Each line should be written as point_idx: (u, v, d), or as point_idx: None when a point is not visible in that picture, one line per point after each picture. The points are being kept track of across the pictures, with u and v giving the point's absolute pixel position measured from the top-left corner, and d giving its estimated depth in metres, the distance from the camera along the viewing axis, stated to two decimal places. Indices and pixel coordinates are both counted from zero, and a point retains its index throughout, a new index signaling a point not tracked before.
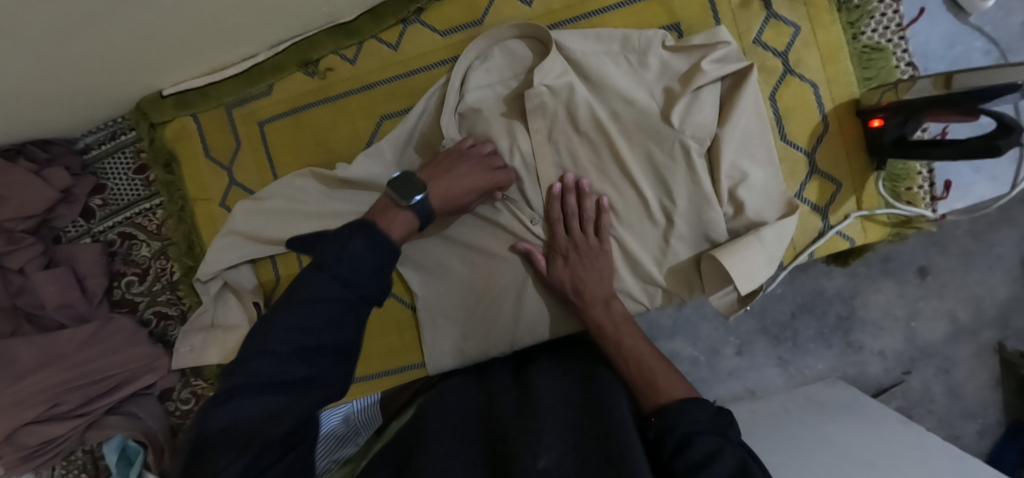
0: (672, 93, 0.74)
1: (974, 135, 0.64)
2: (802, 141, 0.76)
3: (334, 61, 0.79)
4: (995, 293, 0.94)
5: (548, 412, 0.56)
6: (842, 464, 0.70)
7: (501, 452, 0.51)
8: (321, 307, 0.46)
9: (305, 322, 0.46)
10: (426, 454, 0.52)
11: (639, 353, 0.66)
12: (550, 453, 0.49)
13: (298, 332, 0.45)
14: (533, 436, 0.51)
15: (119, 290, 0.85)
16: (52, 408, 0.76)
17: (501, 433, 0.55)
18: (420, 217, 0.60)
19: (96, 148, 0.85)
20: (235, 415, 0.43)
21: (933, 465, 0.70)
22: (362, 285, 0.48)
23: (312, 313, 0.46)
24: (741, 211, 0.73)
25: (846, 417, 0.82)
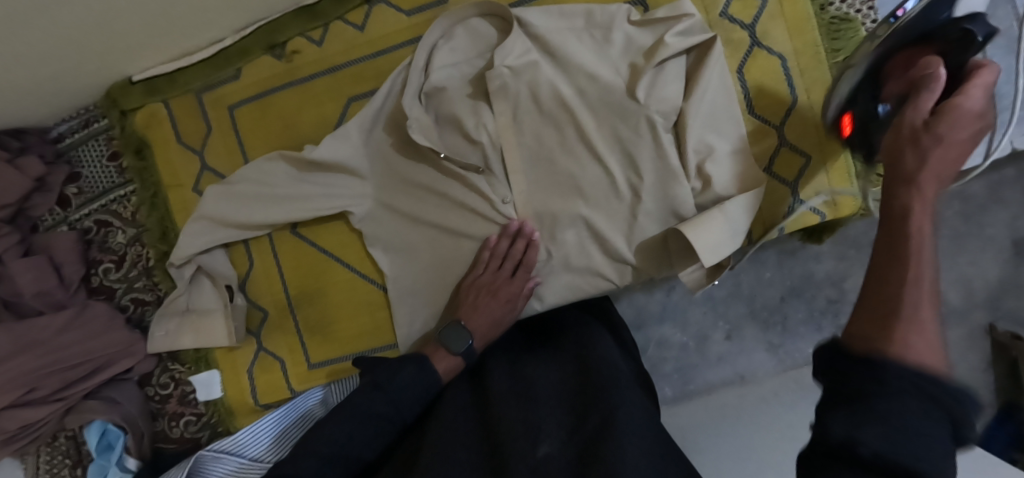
0: (636, 67, 0.73)
1: (940, 63, 0.52)
2: (771, 115, 0.75)
3: (300, 43, 0.79)
4: (987, 274, 0.90)
5: (547, 403, 0.62)
6: None
7: (501, 441, 0.58)
8: (365, 420, 0.62)
9: (349, 428, 0.61)
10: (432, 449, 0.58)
11: None
12: (550, 441, 0.56)
13: (346, 436, 0.60)
14: (532, 426, 0.58)
15: (97, 277, 0.86)
16: (28, 393, 0.76)
17: (501, 418, 0.61)
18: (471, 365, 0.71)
19: (69, 136, 0.85)
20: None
21: None
22: (402, 408, 0.64)
23: (360, 423, 0.61)
24: (709, 186, 0.72)
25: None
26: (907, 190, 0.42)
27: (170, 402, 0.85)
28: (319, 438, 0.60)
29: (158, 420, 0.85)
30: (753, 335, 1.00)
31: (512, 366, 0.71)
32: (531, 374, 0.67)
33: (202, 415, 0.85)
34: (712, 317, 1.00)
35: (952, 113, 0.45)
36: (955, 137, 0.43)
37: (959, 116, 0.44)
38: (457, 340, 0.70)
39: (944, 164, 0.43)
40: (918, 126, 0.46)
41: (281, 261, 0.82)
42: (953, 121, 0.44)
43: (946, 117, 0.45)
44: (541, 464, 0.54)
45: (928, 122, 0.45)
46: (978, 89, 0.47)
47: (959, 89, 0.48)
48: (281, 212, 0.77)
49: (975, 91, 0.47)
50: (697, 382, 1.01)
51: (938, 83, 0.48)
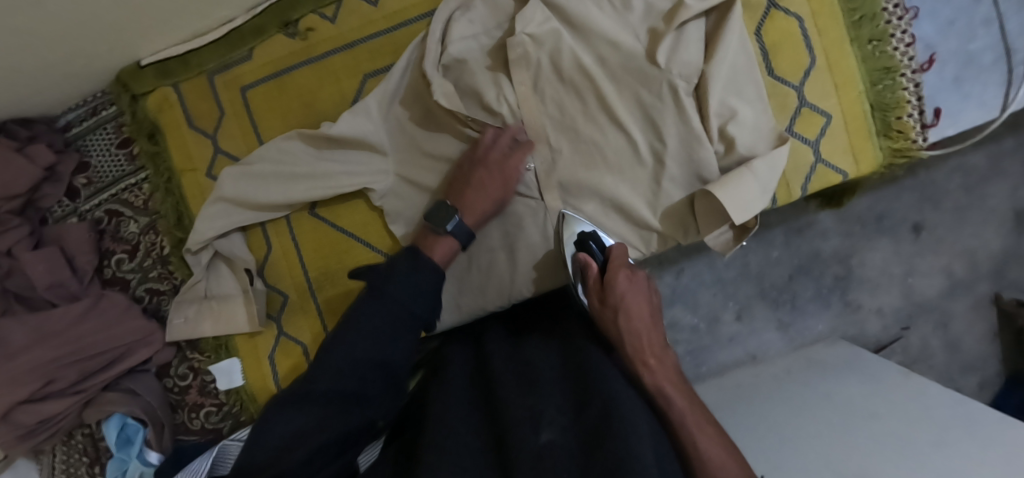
0: (656, 32, 0.73)
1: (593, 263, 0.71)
2: (791, 76, 0.75)
3: (314, 21, 0.78)
4: (990, 245, 1.11)
5: (548, 388, 0.58)
6: (848, 416, 0.78)
7: (503, 427, 0.53)
8: (382, 320, 0.61)
9: (367, 336, 0.60)
10: (433, 425, 0.55)
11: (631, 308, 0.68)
12: (553, 428, 0.51)
13: (362, 355, 0.59)
14: (534, 408, 0.54)
15: (110, 268, 0.84)
16: (46, 386, 0.74)
17: (501, 399, 0.58)
18: (460, 240, 0.72)
19: (77, 125, 0.84)
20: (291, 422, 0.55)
21: (935, 413, 0.76)
22: (412, 305, 0.63)
23: (376, 337, 0.60)
24: (733, 148, 0.73)
25: (850, 375, 0.90)
26: (659, 365, 0.64)
27: (189, 393, 0.83)
28: (337, 352, 0.59)
29: (178, 412, 0.83)
30: (763, 314, 1.12)
31: (510, 353, 0.69)
32: (530, 356, 0.66)
33: (223, 405, 0.83)
34: (722, 298, 1.12)
35: (615, 278, 0.69)
36: (641, 339, 0.66)
37: (632, 299, 0.69)
38: (441, 218, 0.72)
39: (653, 344, 0.66)
40: (614, 314, 0.68)
41: (300, 242, 0.80)
42: (628, 327, 0.67)
43: (628, 319, 0.67)
44: (542, 450, 0.49)
45: (623, 317, 0.67)
46: (624, 282, 0.69)
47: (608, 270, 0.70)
48: (301, 189, 0.76)
49: (621, 278, 0.69)
50: (711, 361, 1.12)
51: (615, 285, 0.69)
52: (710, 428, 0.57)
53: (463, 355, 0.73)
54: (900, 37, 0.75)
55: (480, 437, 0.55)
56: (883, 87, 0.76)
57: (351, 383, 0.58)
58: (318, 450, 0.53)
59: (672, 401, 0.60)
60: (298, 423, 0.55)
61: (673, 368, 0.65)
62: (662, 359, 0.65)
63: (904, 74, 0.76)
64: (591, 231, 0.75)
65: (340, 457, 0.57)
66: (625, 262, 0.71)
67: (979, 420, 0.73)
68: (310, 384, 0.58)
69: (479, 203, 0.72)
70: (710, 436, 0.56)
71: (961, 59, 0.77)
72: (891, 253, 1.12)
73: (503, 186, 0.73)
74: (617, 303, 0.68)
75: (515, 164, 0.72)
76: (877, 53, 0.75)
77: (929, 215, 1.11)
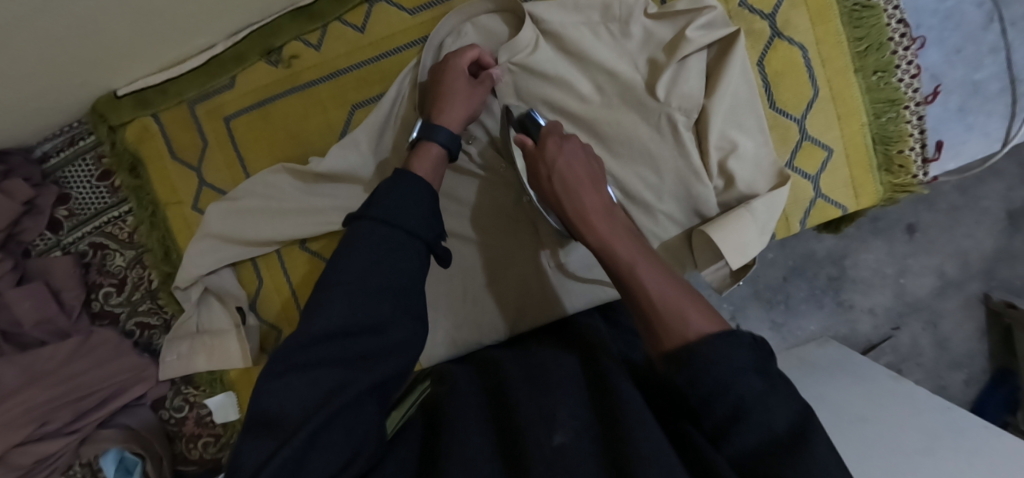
0: (656, 63, 0.71)
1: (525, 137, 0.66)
2: (793, 108, 0.73)
3: (298, 48, 0.75)
4: (982, 245, 1.11)
5: (559, 386, 0.55)
6: (836, 420, 0.79)
7: (516, 433, 0.50)
8: (376, 243, 0.51)
9: (356, 267, 0.50)
10: (451, 428, 0.52)
11: (569, 168, 0.62)
12: (567, 429, 0.48)
13: (353, 282, 0.49)
14: (548, 410, 0.51)
15: (98, 302, 0.83)
16: (41, 427, 0.74)
17: (512, 405, 0.54)
18: (442, 144, 0.63)
19: (55, 156, 0.81)
20: (294, 386, 0.46)
21: (925, 418, 0.77)
22: (405, 223, 0.53)
23: (370, 263, 0.50)
24: (732, 184, 0.71)
25: (841, 377, 0.91)
26: (603, 222, 0.60)
27: (186, 424, 0.84)
28: (327, 292, 0.49)
29: (176, 443, 0.84)
30: (756, 315, 1.12)
31: (521, 357, 0.66)
32: (541, 356, 0.64)
33: (221, 436, 0.84)
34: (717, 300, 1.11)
35: (546, 147, 0.63)
36: (582, 200, 0.61)
37: (569, 163, 0.62)
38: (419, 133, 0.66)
39: (596, 203, 0.61)
40: (550, 183, 0.62)
41: (292, 278, 0.79)
42: (567, 194, 0.61)
43: (565, 185, 0.61)
44: (557, 455, 0.46)
45: (559, 183, 0.62)
46: (553, 149, 0.63)
47: (542, 140, 0.64)
48: (291, 225, 0.74)
49: (552, 145, 0.63)
50: None
51: (546, 154, 0.63)
52: (662, 274, 0.53)
53: (468, 369, 0.68)
54: (906, 69, 0.73)
55: (491, 436, 0.52)
56: (886, 119, 0.74)
57: (347, 322, 0.48)
58: (334, 417, 0.45)
59: (616, 255, 0.57)
60: (309, 392, 0.46)
61: (622, 224, 0.60)
62: (606, 213, 0.61)
63: (908, 106, 0.74)
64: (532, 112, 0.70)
65: (364, 419, 0.47)
66: (556, 130, 0.65)
67: (966, 428, 0.74)
68: (303, 337, 0.47)
69: (443, 102, 0.66)
70: (660, 279, 0.53)
71: (966, 89, 0.75)
72: (884, 253, 1.12)
73: (459, 78, 0.68)
74: (550, 170, 0.62)
75: (461, 62, 0.68)
76: (882, 85, 0.73)
77: (923, 216, 1.11)
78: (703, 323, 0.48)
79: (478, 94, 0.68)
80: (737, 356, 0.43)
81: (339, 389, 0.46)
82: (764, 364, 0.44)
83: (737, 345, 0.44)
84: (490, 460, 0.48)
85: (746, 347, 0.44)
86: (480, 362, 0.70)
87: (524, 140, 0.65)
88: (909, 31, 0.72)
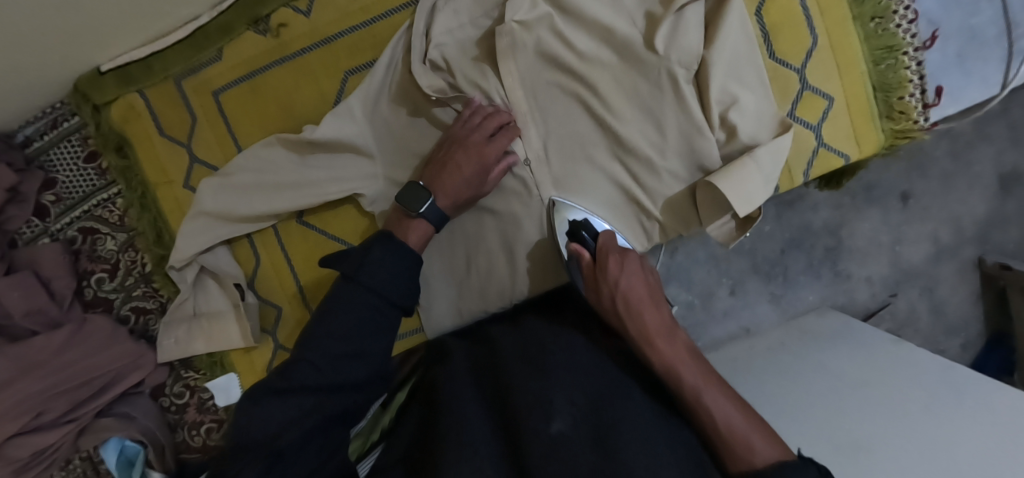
0: (654, 16, 0.69)
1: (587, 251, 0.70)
2: (792, 58, 0.72)
3: (286, 15, 0.73)
4: (975, 210, 1.12)
5: (557, 367, 0.55)
6: (838, 386, 0.78)
7: (512, 416, 0.51)
8: (357, 309, 0.55)
9: (345, 325, 0.54)
10: (448, 419, 0.52)
11: (632, 287, 0.64)
12: (565, 418, 0.49)
13: (339, 341, 0.54)
14: (545, 396, 0.51)
15: (91, 289, 0.80)
16: (37, 418, 0.72)
17: (508, 384, 0.55)
18: (432, 222, 0.67)
19: (38, 140, 0.78)
20: (271, 413, 0.50)
21: (925, 379, 0.76)
22: (390, 294, 0.57)
23: (359, 329, 0.55)
24: (735, 136, 0.70)
25: (841, 344, 0.90)
26: (666, 344, 0.59)
27: (188, 411, 0.81)
28: (311, 347, 0.54)
29: (177, 431, 0.82)
30: (755, 288, 1.12)
31: (516, 332, 0.66)
32: (537, 331, 0.63)
33: (223, 421, 0.82)
34: (716, 275, 1.11)
35: (607, 267, 0.66)
36: (644, 321, 0.61)
37: (629, 283, 0.65)
38: (414, 200, 0.67)
39: (658, 323, 0.61)
40: (612, 302, 0.64)
41: (290, 253, 0.77)
42: (629, 313, 0.62)
43: (628, 305, 0.63)
44: (554, 442, 0.47)
45: (622, 302, 0.63)
46: (614, 267, 0.66)
47: (604, 259, 0.67)
48: (287, 199, 0.72)
49: (612, 265, 0.66)
50: (707, 338, 1.12)
51: (607, 270, 0.66)
52: (725, 397, 0.54)
53: (465, 347, 0.68)
54: (903, 14, 0.73)
55: (492, 422, 0.53)
56: (885, 66, 0.74)
57: (331, 376, 0.53)
58: (308, 435, 0.51)
59: (681, 377, 0.56)
60: (287, 412, 0.51)
61: (683, 344, 0.60)
62: (669, 335, 0.60)
63: (907, 52, 0.74)
64: (585, 220, 0.73)
65: (336, 441, 0.53)
66: (615, 246, 0.69)
67: (966, 387, 0.73)
68: (283, 380, 0.52)
69: (450, 182, 0.68)
70: (724, 401, 0.53)
71: (964, 34, 0.75)
72: (879, 222, 1.12)
73: (477, 164, 0.68)
74: (613, 291, 0.64)
75: (493, 154, 0.69)
76: (879, 31, 0.73)
77: (916, 183, 1.11)
78: (769, 452, 0.49)
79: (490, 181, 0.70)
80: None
81: (315, 412, 0.51)
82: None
83: (805, 470, 0.46)
84: (490, 454, 0.48)
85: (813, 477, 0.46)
86: (478, 338, 0.70)
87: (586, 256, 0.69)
88: None
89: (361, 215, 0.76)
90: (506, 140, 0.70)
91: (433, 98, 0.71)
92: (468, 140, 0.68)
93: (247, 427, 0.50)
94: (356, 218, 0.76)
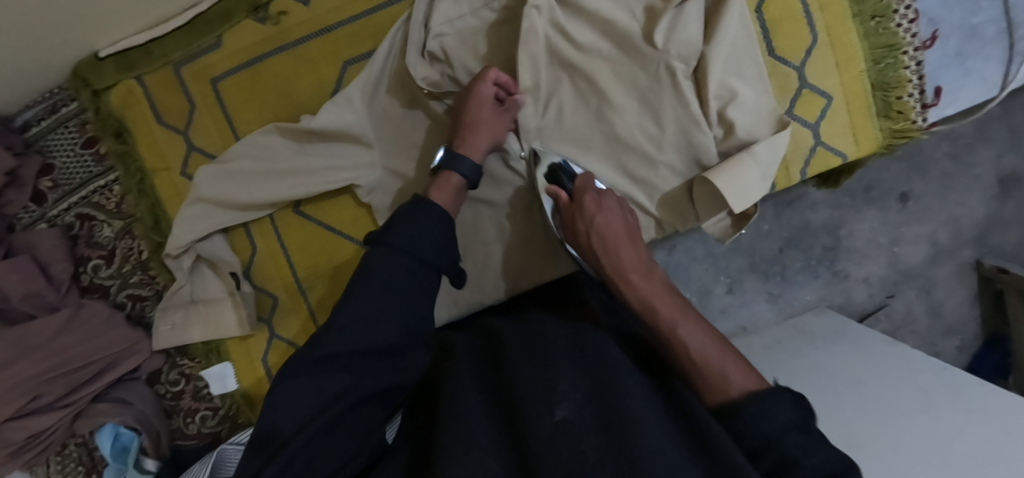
0: (653, 11, 0.69)
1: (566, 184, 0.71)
2: (792, 55, 0.72)
3: (286, 4, 0.72)
4: (974, 212, 1.12)
5: (557, 358, 0.54)
6: (834, 385, 0.79)
7: (515, 405, 0.51)
8: (395, 281, 0.57)
9: (378, 296, 0.56)
10: (449, 411, 0.52)
11: (609, 228, 0.66)
12: (569, 404, 0.48)
13: (374, 310, 0.55)
14: (547, 384, 0.50)
15: (87, 275, 0.80)
16: (33, 401, 0.72)
17: (511, 376, 0.55)
18: (459, 175, 0.67)
19: (37, 125, 0.78)
20: (308, 387, 0.51)
21: (920, 378, 0.77)
22: (422, 259, 0.59)
23: (393, 299, 0.56)
24: (732, 132, 0.70)
25: (838, 344, 0.90)
26: (642, 280, 0.63)
27: (183, 399, 0.81)
28: (347, 314, 0.55)
29: (172, 418, 0.82)
30: (753, 286, 1.12)
31: (521, 325, 0.66)
32: (540, 326, 0.64)
33: (219, 409, 0.82)
34: (713, 272, 1.11)
35: (585, 206, 0.68)
36: (620, 257, 0.65)
37: (607, 221, 0.67)
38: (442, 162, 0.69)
39: (634, 260, 0.65)
40: (589, 240, 0.67)
41: (287, 243, 0.77)
42: (606, 251, 0.66)
43: (605, 242, 0.66)
44: (559, 429, 0.46)
45: (599, 240, 0.66)
46: (591, 205, 0.67)
47: (580, 197, 0.68)
48: (285, 187, 0.72)
49: (589, 201, 0.68)
50: None
51: (584, 209, 0.68)
52: (701, 331, 0.56)
53: (466, 339, 0.69)
54: (903, 13, 0.73)
55: (491, 409, 0.53)
56: (884, 65, 0.74)
57: (366, 344, 0.53)
58: (342, 414, 0.51)
59: (657, 313, 0.60)
60: (315, 391, 0.51)
61: (660, 280, 0.64)
62: (645, 272, 0.64)
63: (907, 52, 0.74)
64: (563, 162, 0.73)
65: (365, 420, 0.53)
66: (592, 185, 0.69)
67: (962, 386, 0.73)
68: (319, 350, 0.53)
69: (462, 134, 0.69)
70: (699, 334, 0.56)
71: (963, 33, 0.75)
72: (878, 222, 1.12)
73: (483, 106, 0.68)
74: (589, 229, 0.67)
75: (479, 90, 0.68)
76: (880, 30, 0.73)
77: (916, 184, 1.11)
78: (744, 381, 0.51)
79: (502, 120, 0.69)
80: (784, 415, 0.46)
81: (348, 390, 0.52)
82: (808, 420, 0.46)
83: (783, 402, 0.47)
84: (490, 436, 0.49)
85: (790, 407, 0.47)
86: (480, 330, 0.71)
87: (563, 196, 0.69)
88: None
89: (356, 205, 0.77)
90: (486, 74, 0.69)
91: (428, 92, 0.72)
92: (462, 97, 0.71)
93: (282, 397, 0.51)
94: (352, 207, 0.77)
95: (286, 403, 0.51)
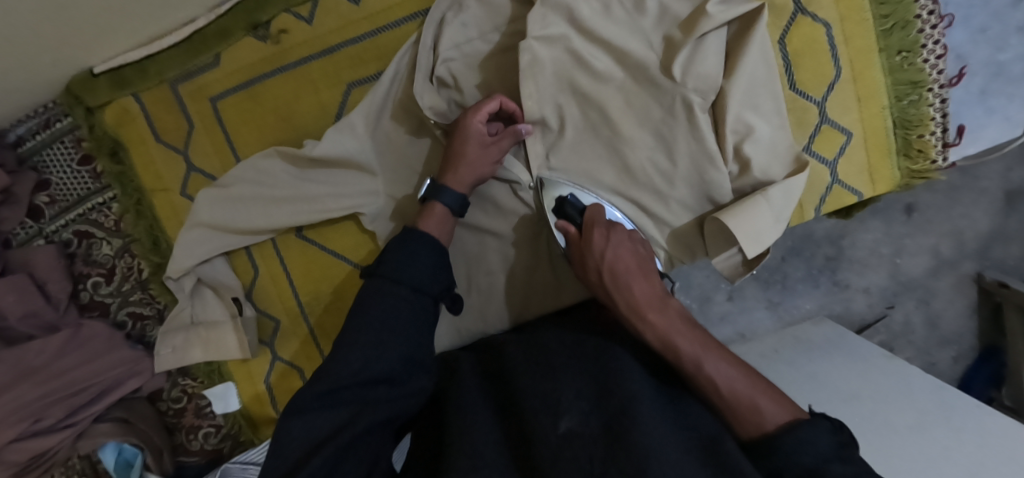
0: (672, 41, 0.66)
1: (574, 219, 0.68)
2: (813, 89, 0.69)
3: (287, 21, 0.69)
4: (979, 225, 1.11)
5: (563, 368, 0.55)
6: (831, 399, 0.78)
7: (524, 421, 0.51)
8: (396, 305, 0.56)
9: (377, 320, 0.54)
10: (457, 428, 0.52)
11: (621, 258, 0.62)
12: (573, 414, 0.48)
13: (377, 335, 0.53)
14: (552, 398, 0.51)
15: (86, 293, 0.79)
16: (35, 423, 0.72)
17: (517, 390, 0.54)
18: (447, 207, 0.66)
19: (30, 140, 0.75)
20: (310, 424, 0.49)
21: (917, 397, 0.76)
22: (421, 284, 0.58)
23: (394, 324, 0.54)
24: (748, 170, 0.68)
25: (835, 355, 0.89)
26: (659, 315, 0.57)
27: (185, 415, 0.82)
28: (348, 346, 0.53)
29: (175, 434, 0.82)
30: (753, 294, 1.12)
31: (526, 339, 0.65)
32: (545, 339, 0.63)
33: (222, 427, 0.82)
34: (714, 280, 1.10)
35: (592, 240, 0.64)
36: (633, 293, 0.59)
37: (617, 255, 0.62)
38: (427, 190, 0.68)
39: (648, 295, 0.59)
40: (599, 276, 0.63)
41: (289, 267, 0.76)
42: (618, 286, 0.61)
43: (616, 277, 0.61)
44: (564, 443, 0.46)
45: (609, 276, 0.62)
46: (600, 239, 0.64)
47: (589, 230, 0.65)
48: (286, 214, 0.70)
49: (598, 237, 0.64)
50: None
51: (593, 244, 0.64)
52: (727, 363, 0.52)
53: (474, 354, 0.68)
54: (931, 48, 0.69)
55: (504, 426, 0.53)
56: (907, 102, 0.71)
57: (371, 371, 0.52)
58: (348, 446, 0.49)
59: (679, 351, 0.53)
60: (320, 423, 0.49)
61: (678, 312, 0.57)
62: (661, 305, 0.58)
63: (931, 89, 0.71)
64: (571, 196, 0.70)
65: (372, 450, 0.51)
66: (602, 217, 0.66)
67: (954, 405, 0.74)
68: (322, 384, 0.51)
69: (449, 164, 0.67)
70: (726, 368, 0.51)
71: (990, 71, 0.73)
72: (882, 233, 1.11)
73: (472, 140, 0.66)
74: (599, 264, 0.63)
75: (473, 126, 0.66)
76: (905, 66, 0.70)
77: (922, 195, 1.10)
78: (776, 413, 0.48)
79: (490, 156, 0.67)
80: (823, 442, 0.44)
81: (354, 420, 0.50)
82: (847, 449, 0.44)
83: (820, 433, 0.44)
84: (499, 453, 0.49)
85: (827, 435, 0.45)
86: (487, 346, 0.70)
87: (569, 228, 0.67)
88: (941, 20, 0.68)
89: (360, 230, 0.75)
90: (484, 108, 0.66)
91: (437, 122, 0.69)
92: (454, 122, 0.68)
93: (285, 431, 0.49)
94: (356, 233, 0.75)
95: (288, 438, 0.49)
